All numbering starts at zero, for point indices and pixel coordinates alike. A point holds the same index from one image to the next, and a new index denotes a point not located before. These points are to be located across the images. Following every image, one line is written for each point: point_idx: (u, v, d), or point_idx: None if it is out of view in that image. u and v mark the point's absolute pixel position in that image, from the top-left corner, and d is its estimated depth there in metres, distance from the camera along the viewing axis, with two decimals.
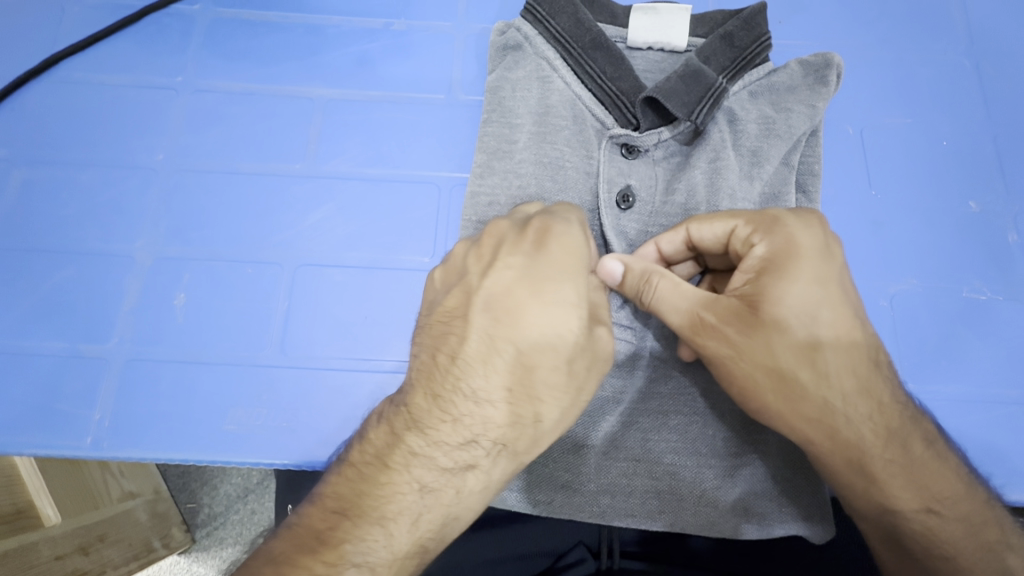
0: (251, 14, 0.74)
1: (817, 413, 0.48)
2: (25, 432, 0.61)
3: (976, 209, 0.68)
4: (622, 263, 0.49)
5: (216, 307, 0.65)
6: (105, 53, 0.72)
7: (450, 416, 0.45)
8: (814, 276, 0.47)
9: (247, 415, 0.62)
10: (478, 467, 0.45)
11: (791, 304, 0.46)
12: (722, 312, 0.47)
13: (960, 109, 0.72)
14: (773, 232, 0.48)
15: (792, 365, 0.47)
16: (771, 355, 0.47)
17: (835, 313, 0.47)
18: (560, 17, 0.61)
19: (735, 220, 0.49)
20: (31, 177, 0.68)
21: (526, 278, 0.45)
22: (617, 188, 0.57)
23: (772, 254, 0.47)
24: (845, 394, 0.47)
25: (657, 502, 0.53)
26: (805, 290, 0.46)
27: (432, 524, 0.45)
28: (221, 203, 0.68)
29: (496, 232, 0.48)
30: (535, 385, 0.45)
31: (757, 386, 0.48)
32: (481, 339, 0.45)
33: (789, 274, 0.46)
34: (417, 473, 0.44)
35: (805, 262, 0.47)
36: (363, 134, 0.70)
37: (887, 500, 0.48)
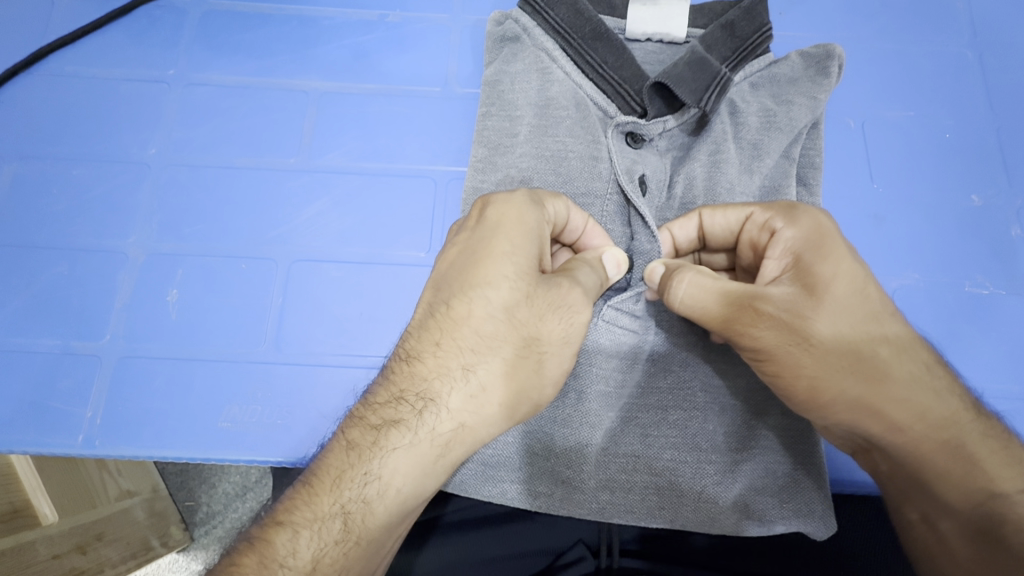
0: (245, 7, 0.73)
1: (898, 397, 0.45)
2: (19, 430, 0.60)
3: (978, 203, 0.67)
4: (664, 265, 0.52)
5: (210, 303, 0.64)
6: (97, 46, 0.71)
7: (388, 380, 0.45)
8: (851, 257, 0.47)
9: (242, 411, 0.61)
10: (402, 423, 0.43)
11: (837, 281, 0.46)
12: (780, 301, 0.46)
13: (963, 101, 0.71)
14: (801, 218, 0.48)
15: (865, 342, 0.45)
16: (837, 333, 0.45)
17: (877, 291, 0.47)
18: (559, 8, 0.59)
19: (750, 207, 0.51)
20: (23, 172, 0.68)
21: (465, 245, 0.47)
22: (636, 174, 0.56)
23: (800, 237, 0.48)
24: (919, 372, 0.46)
25: (657, 498, 0.52)
26: (847, 268, 0.46)
27: (353, 485, 0.42)
28: (215, 199, 0.67)
29: (457, 224, 0.50)
30: (467, 336, 0.45)
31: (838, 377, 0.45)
32: (424, 308, 0.47)
33: (826, 253, 0.46)
34: (350, 432, 0.44)
35: (836, 244, 0.47)
36: (359, 127, 0.69)
37: None
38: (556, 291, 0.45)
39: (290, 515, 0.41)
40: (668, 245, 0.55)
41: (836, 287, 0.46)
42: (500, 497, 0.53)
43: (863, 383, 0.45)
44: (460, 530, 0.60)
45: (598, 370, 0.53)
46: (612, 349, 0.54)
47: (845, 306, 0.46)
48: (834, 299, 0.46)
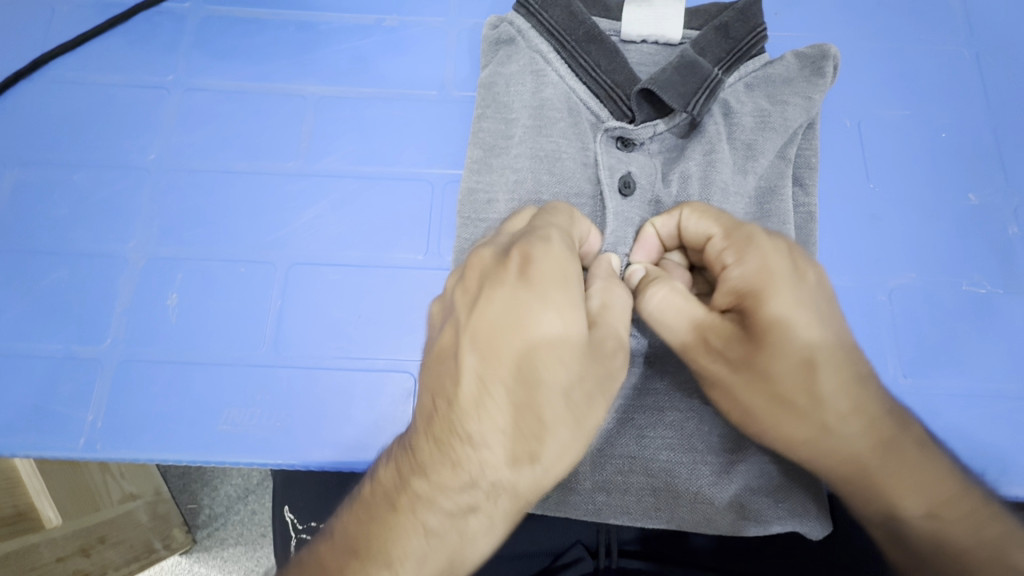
0: (243, 12, 0.73)
1: (812, 434, 0.46)
2: (20, 434, 0.61)
3: (975, 202, 0.67)
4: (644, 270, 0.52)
5: (210, 307, 0.64)
6: (96, 52, 0.72)
7: (452, 462, 0.41)
8: (794, 303, 0.45)
9: (242, 414, 0.61)
10: (480, 511, 0.42)
11: (783, 318, 0.44)
12: (721, 335, 0.46)
13: (959, 100, 0.71)
14: (753, 245, 0.47)
15: (790, 389, 0.45)
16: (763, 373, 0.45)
17: (828, 332, 0.45)
18: (553, 10, 0.60)
19: (714, 230, 0.49)
20: (24, 178, 0.68)
21: (497, 299, 0.43)
22: (619, 174, 0.56)
23: (743, 278, 0.46)
24: (841, 415, 0.45)
25: (653, 499, 0.53)
26: (792, 307, 0.44)
27: (440, 574, 0.41)
28: (214, 203, 0.67)
29: (485, 255, 0.45)
30: (528, 420, 0.41)
31: (760, 416, 0.47)
32: (474, 380, 0.42)
33: (768, 294, 0.45)
34: (422, 517, 0.41)
35: (782, 287, 0.45)
36: (356, 131, 0.70)
37: None
38: (605, 359, 0.44)
39: None
40: (653, 242, 0.54)
41: (781, 325, 0.44)
42: None
43: (779, 420, 0.46)
44: None
45: None
46: None
47: (791, 347, 0.44)
48: (775, 339, 0.44)
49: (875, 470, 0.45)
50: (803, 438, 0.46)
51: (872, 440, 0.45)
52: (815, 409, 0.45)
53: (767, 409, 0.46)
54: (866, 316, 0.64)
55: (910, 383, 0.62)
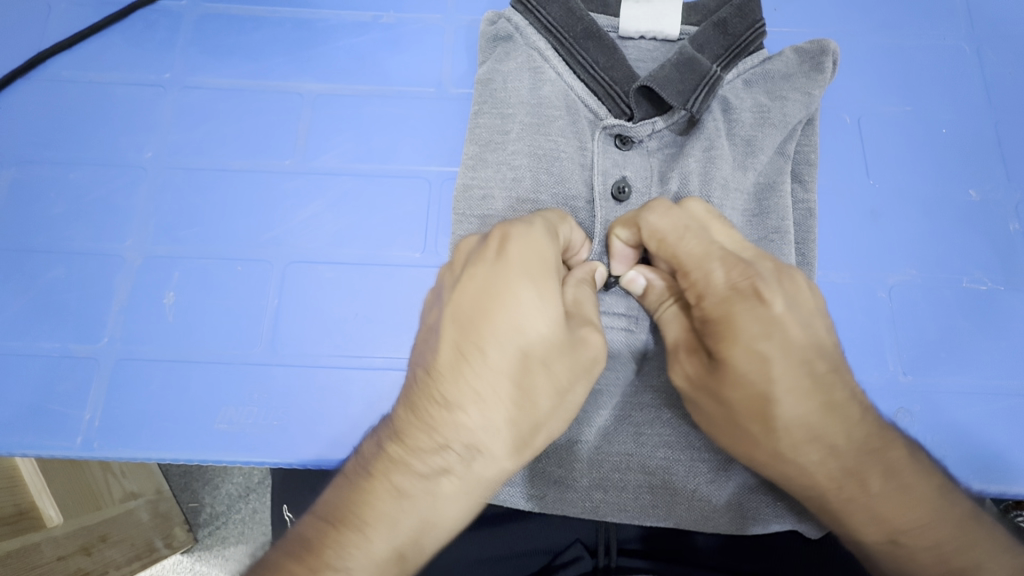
0: (240, 9, 0.73)
1: (768, 459, 0.45)
2: (18, 433, 0.61)
3: (976, 198, 0.67)
4: (646, 279, 0.51)
5: (207, 305, 0.64)
6: (93, 51, 0.72)
7: (427, 424, 0.43)
8: (754, 333, 0.43)
9: (240, 413, 0.61)
10: (452, 471, 0.43)
11: (738, 358, 0.43)
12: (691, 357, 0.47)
13: (960, 96, 0.70)
14: (707, 275, 0.46)
15: (742, 414, 0.45)
16: (718, 396, 0.45)
17: (793, 360, 0.43)
18: (551, 7, 0.59)
19: (679, 252, 0.47)
20: (21, 176, 0.68)
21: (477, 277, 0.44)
22: (613, 179, 0.56)
23: (706, 307, 0.45)
24: (795, 444, 0.44)
25: (650, 497, 0.53)
26: (752, 342, 0.43)
27: (409, 531, 0.42)
28: (211, 201, 0.67)
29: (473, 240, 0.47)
30: (505, 386, 0.42)
31: (720, 434, 0.47)
32: (451, 349, 0.43)
33: (726, 328, 0.44)
34: (395, 478, 0.42)
35: (740, 319, 0.44)
36: (353, 129, 0.69)
37: (851, 509, 0.45)
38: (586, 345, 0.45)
39: (343, 560, 0.41)
40: (627, 250, 0.53)
41: (734, 360, 0.44)
42: (494, 499, 0.53)
43: (737, 441, 0.46)
44: (459, 530, 0.60)
45: None
46: None
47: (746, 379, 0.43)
48: (728, 370, 0.44)
49: (830, 492, 0.45)
50: (762, 461, 0.46)
51: (830, 467, 0.45)
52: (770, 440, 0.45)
53: (726, 429, 0.47)
54: (865, 314, 0.63)
55: (910, 380, 0.62)
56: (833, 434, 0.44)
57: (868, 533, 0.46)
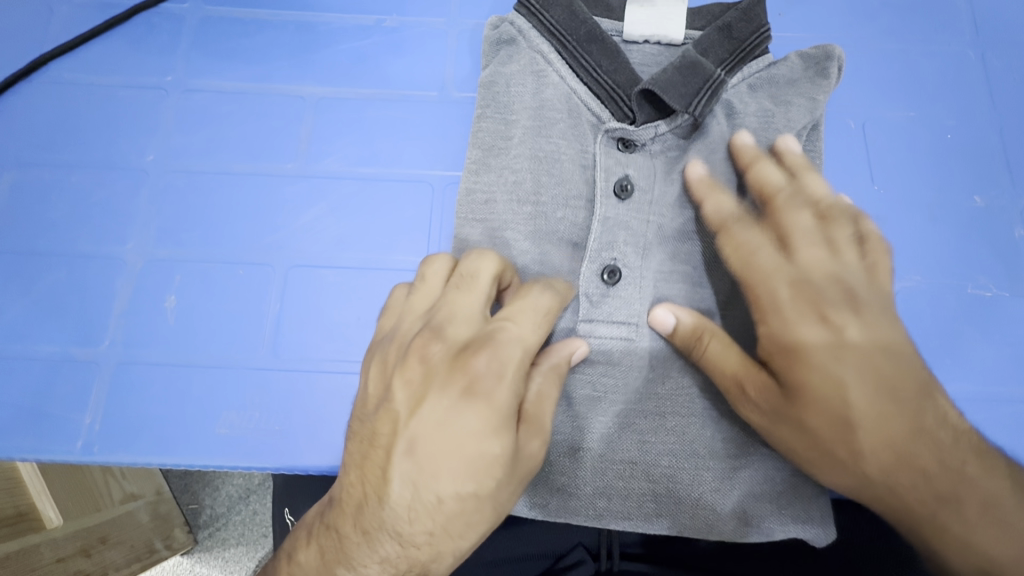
0: (243, 12, 0.73)
1: (871, 480, 0.47)
2: (18, 436, 0.61)
3: (981, 204, 0.66)
4: (673, 316, 0.52)
5: (208, 308, 0.64)
6: (95, 53, 0.71)
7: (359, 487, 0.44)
8: (835, 357, 0.47)
9: (241, 417, 0.61)
10: (373, 539, 0.43)
11: (817, 383, 0.47)
12: (760, 386, 0.49)
13: (964, 101, 0.70)
14: (780, 306, 0.50)
15: (826, 440, 0.47)
16: (799, 426, 0.48)
17: (862, 382, 0.47)
18: (554, 10, 0.59)
19: (795, 237, 0.52)
20: (22, 179, 0.68)
21: (433, 334, 0.45)
22: (615, 177, 0.55)
23: (778, 334, 0.49)
24: (883, 468, 0.47)
25: (654, 505, 0.52)
26: (833, 363, 0.47)
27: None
28: (212, 204, 0.67)
29: (422, 295, 0.48)
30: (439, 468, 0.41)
31: (804, 464, 0.49)
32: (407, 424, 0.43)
33: (799, 351, 0.48)
34: (328, 531, 0.45)
35: (810, 343, 0.48)
36: (356, 133, 0.69)
37: (950, 524, 0.46)
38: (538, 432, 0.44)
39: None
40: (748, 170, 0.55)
41: (811, 382, 0.47)
42: None
43: (826, 470, 0.48)
44: None
45: (589, 377, 0.53)
46: (600, 356, 0.53)
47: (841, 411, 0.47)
48: (809, 395, 0.47)
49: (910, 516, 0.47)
50: (848, 486, 0.48)
51: (920, 488, 0.46)
52: (860, 467, 0.47)
53: (810, 460, 0.49)
54: None
55: None
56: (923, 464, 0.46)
57: (981, 540, 0.45)
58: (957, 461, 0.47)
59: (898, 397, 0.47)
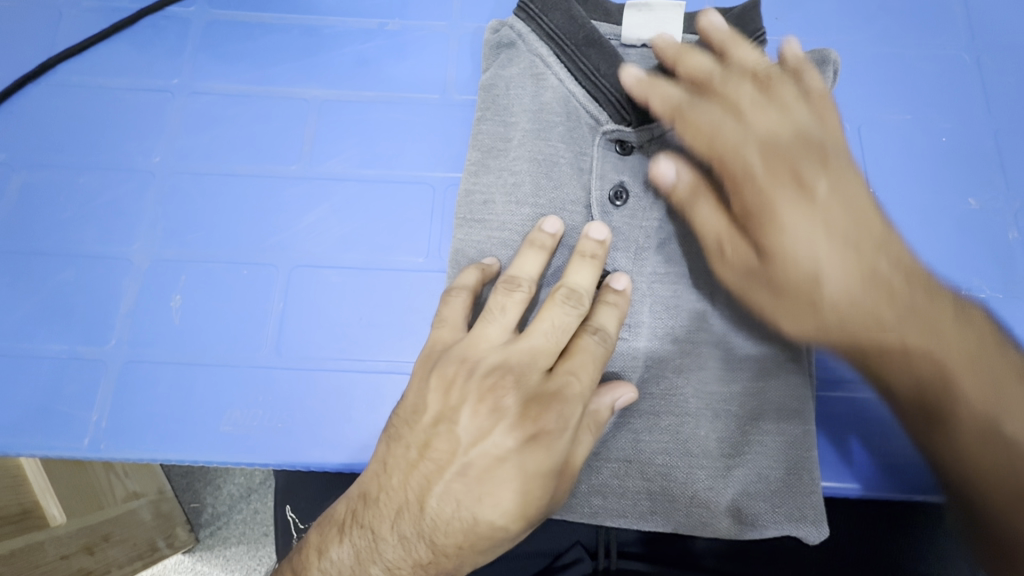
0: (248, 16, 0.74)
1: (839, 321, 0.50)
2: (26, 433, 0.62)
3: (975, 206, 0.67)
4: (673, 168, 0.53)
5: (213, 307, 0.65)
6: (102, 55, 0.72)
7: (394, 483, 0.48)
8: (801, 220, 0.51)
9: (245, 415, 0.62)
10: (403, 536, 0.47)
11: (787, 243, 0.50)
12: (737, 246, 0.52)
13: (960, 105, 0.71)
14: (753, 177, 0.52)
15: (794, 287, 0.51)
16: (771, 278, 0.51)
17: (830, 232, 0.51)
18: (553, 14, 0.59)
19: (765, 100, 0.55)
20: (31, 180, 0.69)
21: (509, 374, 0.48)
22: (610, 183, 0.56)
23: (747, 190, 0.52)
24: (846, 316, 0.50)
25: (650, 502, 0.53)
26: (798, 223, 0.50)
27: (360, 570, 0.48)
28: (218, 205, 0.68)
29: (498, 324, 0.51)
30: (483, 487, 0.46)
31: (775, 315, 0.52)
32: (459, 445, 0.48)
33: (770, 207, 0.51)
34: (358, 520, 0.49)
35: (778, 198, 0.51)
36: (358, 135, 0.70)
37: (961, 375, 0.48)
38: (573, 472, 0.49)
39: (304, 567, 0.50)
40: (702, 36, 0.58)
41: (780, 239, 0.50)
42: None
43: (797, 320, 0.51)
44: None
45: None
46: None
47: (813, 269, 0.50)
48: (774, 248, 0.50)
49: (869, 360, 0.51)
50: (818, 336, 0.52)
51: (907, 333, 0.49)
52: (823, 317, 0.51)
53: (782, 311, 0.52)
54: None
55: None
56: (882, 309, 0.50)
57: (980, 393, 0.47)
58: (934, 314, 0.50)
59: (858, 253, 0.51)
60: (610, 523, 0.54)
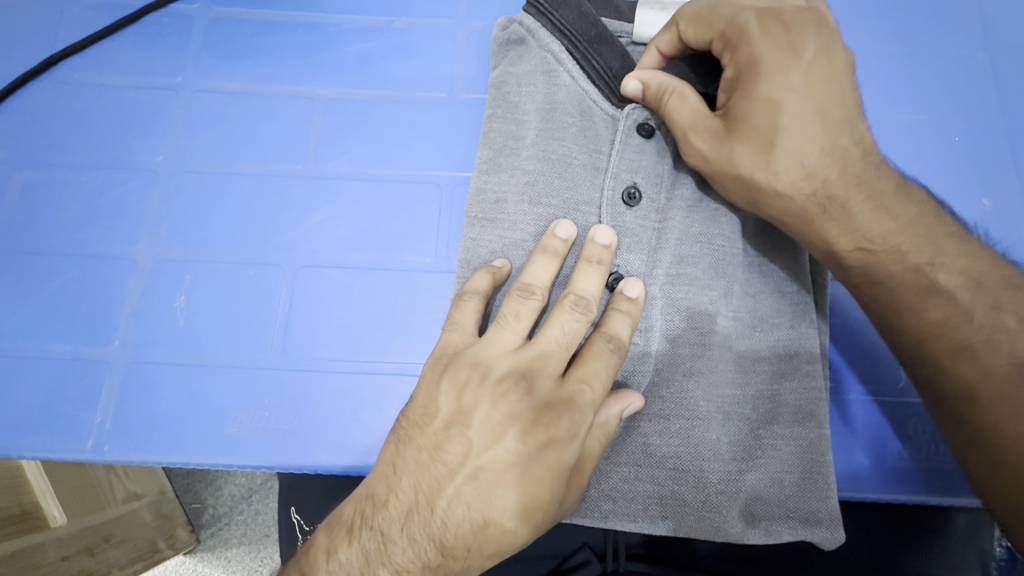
0: (253, 14, 0.73)
1: (788, 201, 0.51)
2: (29, 435, 0.61)
3: (989, 207, 0.67)
4: (640, 81, 0.54)
5: (218, 307, 0.64)
6: (105, 53, 0.72)
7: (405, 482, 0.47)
8: (790, 78, 0.50)
9: (251, 417, 0.61)
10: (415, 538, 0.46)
11: (756, 112, 0.50)
12: (705, 133, 0.52)
13: (973, 105, 0.70)
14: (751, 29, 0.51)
15: (750, 166, 0.51)
16: (730, 151, 0.51)
17: (810, 118, 0.50)
18: (564, 9, 0.59)
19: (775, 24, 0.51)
20: (33, 179, 0.68)
21: (521, 378, 0.48)
22: (623, 184, 0.55)
23: (734, 75, 0.52)
24: (796, 189, 0.51)
25: (661, 508, 0.53)
26: (784, 84, 0.50)
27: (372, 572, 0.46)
28: (223, 204, 0.67)
29: (511, 329, 0.50)
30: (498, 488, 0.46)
31: (729, 192, 0.53)
32: (472, 447, 0.47)
33: (752, 87, 0.51)
34: (366, 522, 0.47)
35: (765, 80, 0.50)
36: (366, 134, 0.69)
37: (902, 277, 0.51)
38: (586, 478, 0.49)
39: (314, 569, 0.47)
40: None
41: (751, 115, 0.51)
42: None
43: (746, 193, 0.53)
44: None
45: None
46: None
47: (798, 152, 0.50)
48: (744, 128, 0.51)
49: (816, 218, 0.51)
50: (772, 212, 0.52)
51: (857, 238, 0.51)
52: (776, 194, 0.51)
53: (738, 188, 0.52)
54: None
55: None
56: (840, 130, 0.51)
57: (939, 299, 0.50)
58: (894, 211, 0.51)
59: (829, 103, 0.51)
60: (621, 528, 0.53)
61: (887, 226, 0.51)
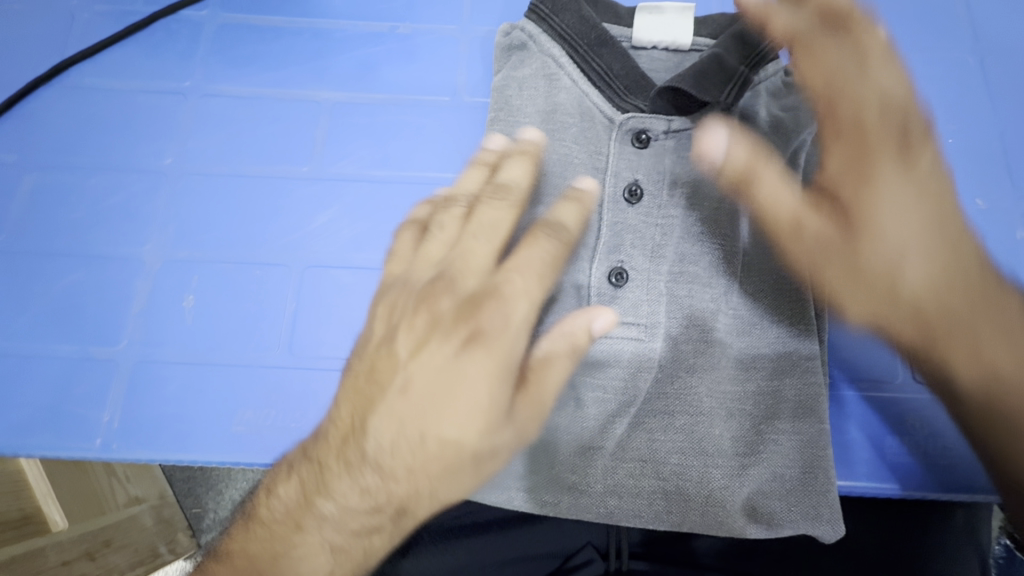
0: (260, 20, 0.74)
1: (899, 297, 0.51)
2: (36, 435, 0.61)
3: (983, 207, 0.68)
4: (725, 143, 0.50)
5: (225, 308, 0.65)
6: (114, 57, 0.73)
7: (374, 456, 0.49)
8: (891, 183, 0.51)
9: (257, 415, 0.62)
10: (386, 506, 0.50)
11: (876, 217, 0.51)
12: (817, 229, 0.52)
13: (966, 107, 0.72)
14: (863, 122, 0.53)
15: (866, 267, 0.51)
16: (845, 253, 0.51)
17: (918, 229, 0.51)
18: (564, 14, 0.60)
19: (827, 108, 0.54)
20: (42, 182, 0.69)
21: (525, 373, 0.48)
22: (624, 181, 0.56)
23: (840, 169, 0.52)
24: (914, 295, 0.51)
25: (665, 503, 0.53)
26: (886, 181, 0.51)
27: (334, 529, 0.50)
28: (230, 206, 0.68)
29: None
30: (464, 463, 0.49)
31: (837, 287, 0.53)
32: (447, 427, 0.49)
33: (865, 184, 0.51)
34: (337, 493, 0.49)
35: (879, 181, 0.51)
36: (370, 137, 0.70)
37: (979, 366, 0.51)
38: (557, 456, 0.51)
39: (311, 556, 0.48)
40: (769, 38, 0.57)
41: (875, 215, 0.51)
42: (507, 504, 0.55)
43: (850, 286, 0.53)
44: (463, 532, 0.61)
45: (593, 379, 0.55)
46: (608, 358, 0.54)
47: (884, 218, 0.51)
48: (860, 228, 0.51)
49: (914, 326, 0.52)
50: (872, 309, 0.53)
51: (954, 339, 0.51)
52: (897, 301, 0.52)
53: (844, 280, 0.52)
54: None
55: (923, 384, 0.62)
56: (876, 154, 0.52)
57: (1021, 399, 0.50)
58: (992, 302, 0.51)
59: (935, 210, 0.52)
60: (625, 523, 0.54)
61: (975, 318, 0.51)
